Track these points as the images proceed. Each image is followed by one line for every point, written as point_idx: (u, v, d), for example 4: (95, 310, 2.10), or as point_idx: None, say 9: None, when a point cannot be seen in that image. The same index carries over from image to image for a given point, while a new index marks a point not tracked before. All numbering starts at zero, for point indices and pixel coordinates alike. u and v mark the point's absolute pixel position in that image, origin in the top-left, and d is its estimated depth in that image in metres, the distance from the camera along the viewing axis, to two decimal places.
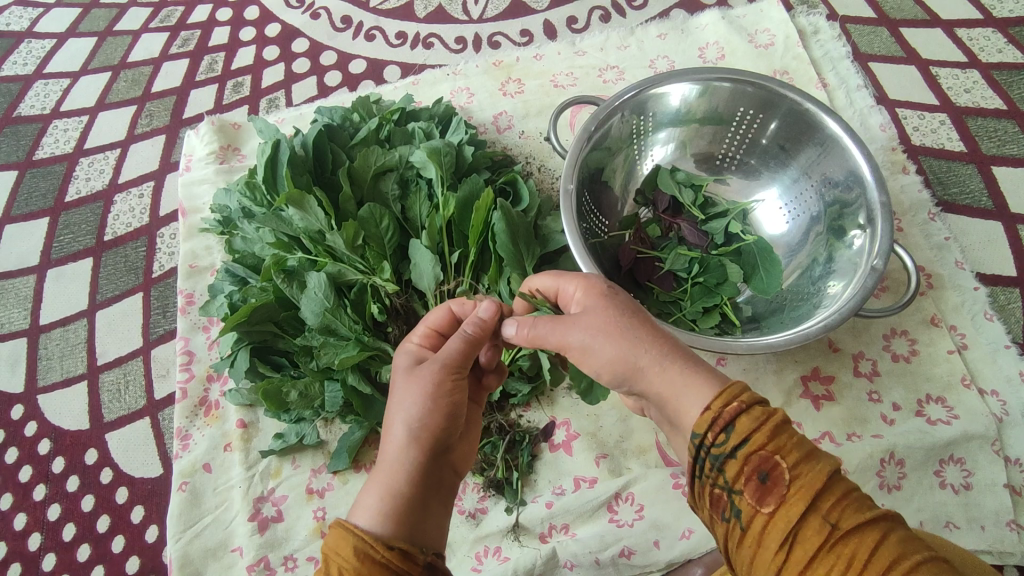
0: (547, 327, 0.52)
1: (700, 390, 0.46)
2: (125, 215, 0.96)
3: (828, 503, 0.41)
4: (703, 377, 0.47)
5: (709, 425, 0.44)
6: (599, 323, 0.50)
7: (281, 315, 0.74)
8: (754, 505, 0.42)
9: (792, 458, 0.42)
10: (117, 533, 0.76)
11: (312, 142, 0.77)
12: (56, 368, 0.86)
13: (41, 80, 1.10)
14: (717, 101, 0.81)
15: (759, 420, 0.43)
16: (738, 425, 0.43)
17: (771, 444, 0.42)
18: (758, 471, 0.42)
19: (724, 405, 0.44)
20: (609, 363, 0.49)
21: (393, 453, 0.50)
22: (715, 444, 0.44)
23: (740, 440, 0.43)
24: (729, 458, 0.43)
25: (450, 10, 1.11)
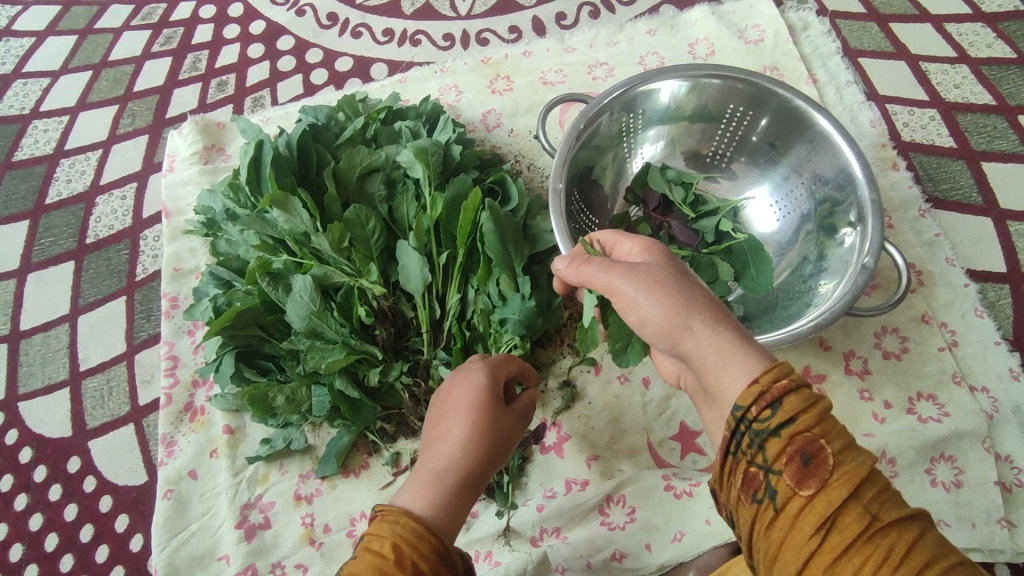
0: (600, 269, 0.53)
1: (746, 362, 0.46)
2: (107, 217, 0.94)
3: (869, 493, 0.41)
4: (750, 349, 0.47)
5: (755, 399, 0.44)
6: (650, 277, 0.50)
7: (266, 318, 0.73)
8: (793, 488, 0.42)
9: (836, 445, 0.42)
10: (102, 542, 0.75)
11: (295, 142, 0.76)
12: (38, 374, 0.84)
13: (20, 80, 1.08)
14: (706, 98, 0.80)
15: (808, 402, 0.43)
16: (786, 403, 0.43)
17: (818, 427, 0.42)
18: (802, 453, 0.42)
19: (773, 380, 0.44)
20: (654, 318, 0.49)
21: (449, 454, 0.57)
22: (758, 419, 0.44)
23: (787, 418, 0.43)
24: (773, 436, 0.43)
25: (437, 6, 1.10)
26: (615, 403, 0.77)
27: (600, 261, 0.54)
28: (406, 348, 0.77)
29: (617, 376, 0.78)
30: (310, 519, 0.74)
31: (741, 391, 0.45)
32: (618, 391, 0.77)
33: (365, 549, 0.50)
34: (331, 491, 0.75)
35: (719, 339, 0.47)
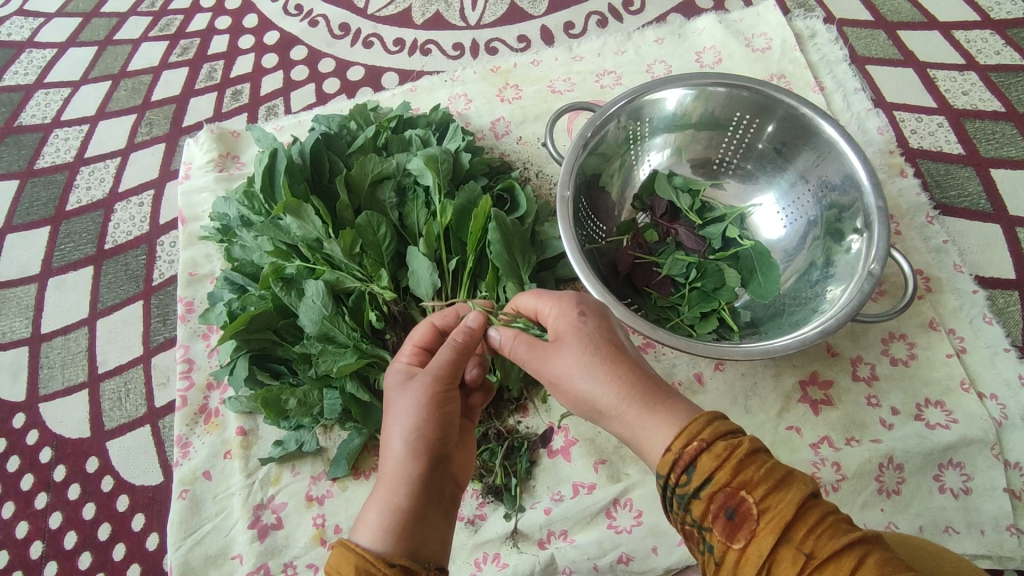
0: (523, 355, 0.56)
1: (660, 427, 0.48)
2: (125, 223, 0.97)
3: (799, 533, 0.41)
4: (660, 415, 0.48)
5: (672, 466, 0.45)
6: (564, 364, 0.52)
7: (279, 323, 0.74)
8: (725, 542, 0.42)
9: (758, 493, 0.42)
10: (118, 541, 0.77)
11: (309, 151, 0.78)
12: (57, 377, 0.86)
13: (42, 90, 1.11)
14: (713, 106, 0.81)
15: (721, 458, 0.43)
16: (700, 465, 0.44)
17: (735, 480, 0.43)
18: (725, 508, 0.43)
19: (684, 445, 0.45)
20: (579, 399, 0.53)
21: (393, 467, 0.54)
22: (679, 484, 0.45)
23: (703, 479, 0.43)
24: (695, 498, 0.44)
25: (448, 16, 1.12)
26: None
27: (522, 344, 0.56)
28: None
29: None
30: (321, 520, 0.75)
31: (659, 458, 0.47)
32: None
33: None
34: (342, 492, 0.76)
35: (632, 412, 0.49)
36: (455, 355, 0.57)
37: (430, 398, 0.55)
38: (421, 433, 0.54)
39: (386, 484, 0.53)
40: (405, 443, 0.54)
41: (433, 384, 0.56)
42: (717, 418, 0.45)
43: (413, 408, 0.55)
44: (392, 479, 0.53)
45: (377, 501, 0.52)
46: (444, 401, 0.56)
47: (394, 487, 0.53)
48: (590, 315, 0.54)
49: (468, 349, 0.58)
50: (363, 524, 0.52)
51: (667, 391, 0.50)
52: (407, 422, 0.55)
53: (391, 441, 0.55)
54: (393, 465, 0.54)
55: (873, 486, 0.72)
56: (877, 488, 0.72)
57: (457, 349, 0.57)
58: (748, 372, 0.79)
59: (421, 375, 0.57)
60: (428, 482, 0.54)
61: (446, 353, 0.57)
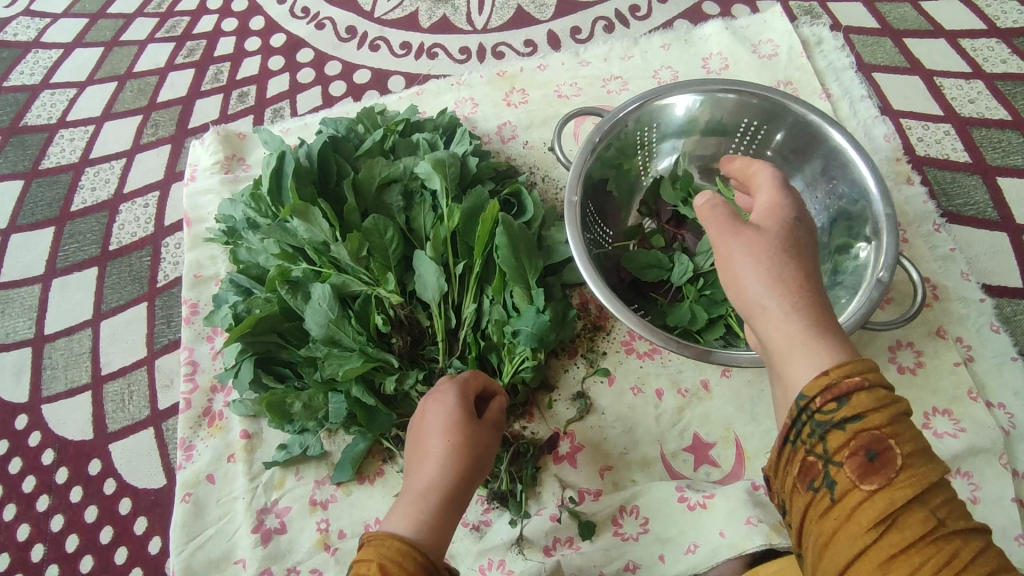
0: (720, 220, 0.54)
1: (816, 355, 0.46)
2: (130, 224, 0.96)
3: (934, 499, 0.42)
4: (819, 342, 0.47)
5: (822, 391, 0.44)
6: (765, 241, 0.51)
7: (285, 325, 0.74)
8: (854, 480, 0.42)
9: (905, 448, 0.42)
10: (121, 544, 0.76)
11: (317, 153, 0.77)
12: (61, 378, 0.86)
13: (48, 90, 1.11)
14: (721, 113, 0.81)
15: (881, 402, 0.43)
16: (854, 400, 0.43)
17: (887, 428, 0.42)
18: (868, 448, 0.42)
19: (843, 376, 0.44)
20: (740, 281, 0.51)
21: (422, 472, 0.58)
22: (822, 411, 0.44)
23: (853, 413, 0.43)
24: (836, 428, 0.43)
25: (454, 20, 1.12)
26: (628, 413, 0.77)
27: (727, 210, 0.54)
28: (421, 356, 0.77)
29: (629, 388, 0.78)
30: (325, 524, 0.75)
31: (807, 381, 0.46)
32: (632, 402, 0.78)
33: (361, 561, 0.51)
34: (346, 497, 0.76)
35: (787, 329, 0.48)
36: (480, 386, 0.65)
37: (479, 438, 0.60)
38: (464, 461, 0.58)
39: (419, 492, 0.56)
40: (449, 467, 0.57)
41: (483, 427, 0.61)
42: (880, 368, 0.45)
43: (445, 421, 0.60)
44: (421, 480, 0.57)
45: (409, 507, 0.55)
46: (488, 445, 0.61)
47: (428, 497, 0.55)
48: (803, 225, 0.54)
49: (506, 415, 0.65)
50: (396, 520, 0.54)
51: (833, 323, 0.48)
52: (447, 443, 0.58)
53: (426, 455, 0.59)
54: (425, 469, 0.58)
55: None
56: None
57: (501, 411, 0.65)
58: (756, 378, 0.78)
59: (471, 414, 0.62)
60: (456, 501, 0.57)
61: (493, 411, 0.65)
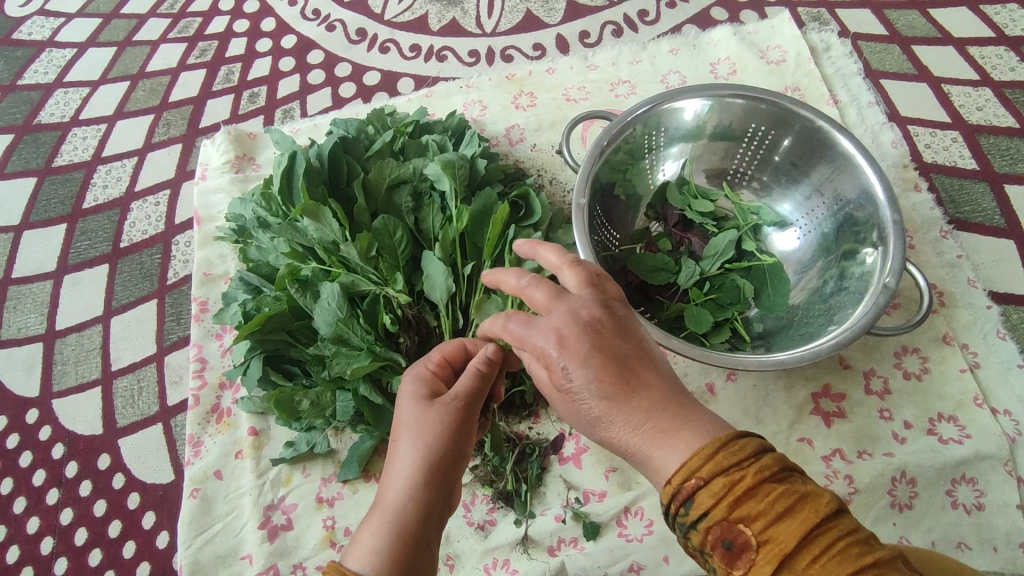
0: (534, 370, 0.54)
1: (671, 454, 0.46)
2: (141, 222, 0.97)
3: (802, 566, 0.40)
4: (676, 438, 0.46)
5: (671, 498, 0.44)
6: (561, 389, 0.50)
7: (294, 324, 0.75)
8: (725, 570, 0.42)
9: (757, 527, 0.41)
10: (129, 538, 0.77)
11: (328, 154, 0.78)
12: (71, 373, 0.87)
13: (61, 89, 1.12)
14: (729, 118, 0.81)
15: (718, 494, 0.42)
16: (697, 500, 0.43)
17: (734, 514, 0.42)
18: (722, 540, 0.42)
19: (683, 481, 0.44)
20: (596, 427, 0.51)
21: (395, 487, 0.53)
22: (679, 514, 0.44)
23: (701, 512, 0.43)
24: (692, 528, 0.43)
25: (464, 24, 1.13)
26: None
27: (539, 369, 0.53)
28: None
29: None
30: (331, 522, 0.75)
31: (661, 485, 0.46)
32: None
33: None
34: (352, 495, 0.76)
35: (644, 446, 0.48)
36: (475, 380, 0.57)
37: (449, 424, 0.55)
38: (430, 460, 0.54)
39: (386, 508, 0.52)
40: (413, 463, 0.53)
41: (458, 419, 0.55)
42: (719, 452, 0.43)
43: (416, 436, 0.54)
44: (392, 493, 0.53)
45: (375, 523, 0.52)
46: (461, 430, 0.55)
47: (398, 511, 0.52)
48: (593, 346, 0.48)
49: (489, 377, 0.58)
50: (356, 546, 0.51)
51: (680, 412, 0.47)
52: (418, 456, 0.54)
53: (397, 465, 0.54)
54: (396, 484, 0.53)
55: (884, 499, 0.71)
56: (890, 502, 0.71)
57: (476, 376, 0.57)
58: (760, 383, 0.79)
59: (443, 398, 0.56)
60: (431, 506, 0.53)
61: (467, 378, 0.57)
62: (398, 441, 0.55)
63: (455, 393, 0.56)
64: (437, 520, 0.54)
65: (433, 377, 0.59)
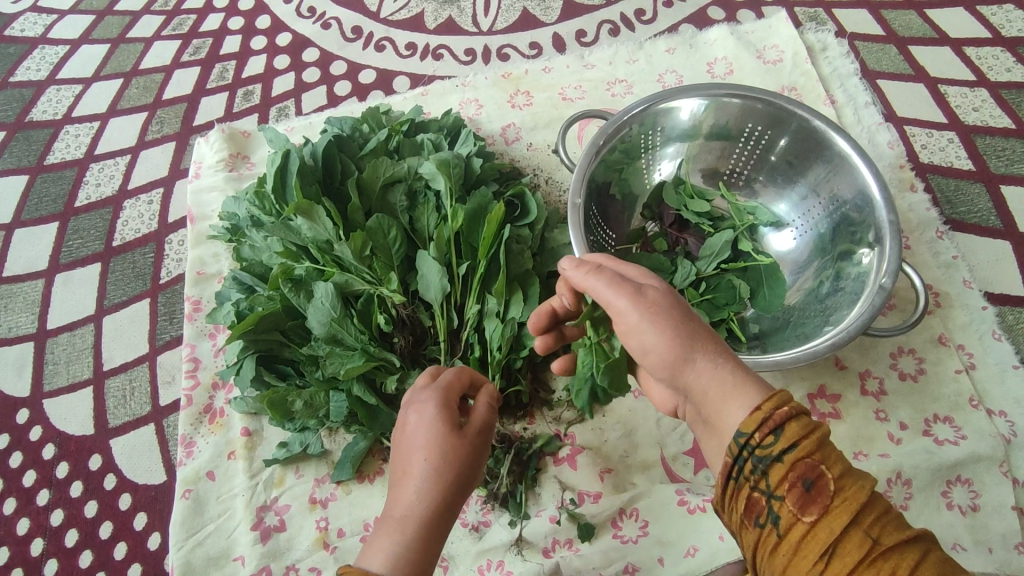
0: (604, 289, 0.51)
1: (747, 392, 0.46)
2: (134, 221, 0.97)
3: (870, 517, 0.41)
4: (746, 381, 0.47)
5: (758, 426, 0.44)
6: (633, 302, 0.50)
7: (287, 323, 0.74)
8: (795, 514, 0.42)
9: (836, 470, 0.42)
10: (120, 540, 0.76)
11: (321, 152, 0.77)
12: (63, 373, 0.86)
13: (53, 86, 1.11)
14: (725, 117, 0.81)
15: (808, 428, 0.43)
16: (788, 430, 0.43)
17: (818, 453, 0.42)
18: (804, 478, 0.42)
19: (775, 408, 0.44)
20: (655, 349, 0.49)
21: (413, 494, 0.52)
22: (761, 446, 0.44)
23: (788, 444, 0.43)
24: (775, 462, 0.43)
25: (460, 22, 1.12)
26: (629, 417, 0.77)
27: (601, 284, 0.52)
28: (423, 356, 0.78)
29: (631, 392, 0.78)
30: (324, 523, 0.75)
31: (742, 420, 0.45)
32: (632, 406, 0.78)
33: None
34: (346, 496, 0.76)
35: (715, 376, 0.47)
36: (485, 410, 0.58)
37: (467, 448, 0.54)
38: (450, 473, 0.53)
39: (399, 520, 0.50)
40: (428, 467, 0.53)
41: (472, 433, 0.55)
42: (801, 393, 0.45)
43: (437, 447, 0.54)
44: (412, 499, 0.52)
45: (387, 539, 0.50)
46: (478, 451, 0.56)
47: (411, 524, 0.50)
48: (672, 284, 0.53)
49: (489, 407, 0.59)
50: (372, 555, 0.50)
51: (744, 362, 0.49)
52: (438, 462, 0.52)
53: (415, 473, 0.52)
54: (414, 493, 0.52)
55: None
56: None
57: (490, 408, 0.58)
58: None
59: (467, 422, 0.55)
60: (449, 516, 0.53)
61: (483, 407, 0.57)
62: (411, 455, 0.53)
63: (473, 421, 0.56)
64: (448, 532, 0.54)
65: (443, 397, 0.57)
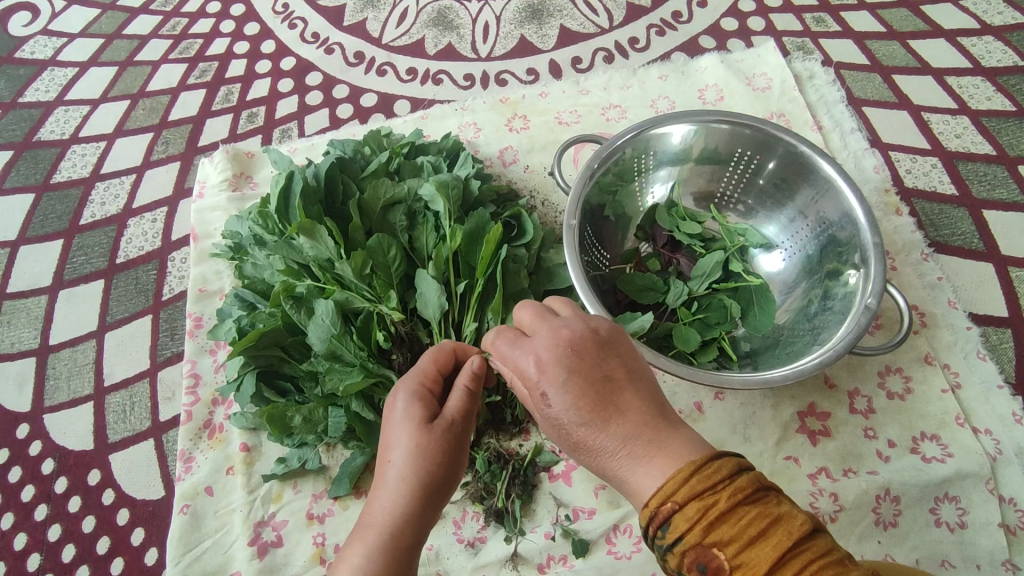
0: (517, 390, 0.55)
1: (649, 474, 0.48)
2: (137, 239, 0.98)
3: None
4: (654, 458, 0.48)
5: (649, 520, 0.46)
6: (540, 410, 0.53)
7: (288, 340, 0.76)
8: None
9: (730, 551, 0.43)
10: (117, 555, 0.76)
11: (323, 173, 0.80)
12: (64, 388, 0.87)
13: (62, 107, 1.14)
14: (715, 142, 0.84)
15: (693, 518, 0.43)
16: (672, 525, 0.44)
17: (708, 538, 0.43)
18: (698, 563, 0.44)
19: (658, 505, 0.45)
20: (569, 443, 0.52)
21: (385, 505, 0.54)
22: (655, 537, 0.46)
23: (676, 537, 0.44)
24: (669, 552, 0.45)
25: (459, 48, 1.16)
26: None
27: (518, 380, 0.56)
28: None
29: None
30: (321, 538, 0.75)
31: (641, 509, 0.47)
32: None
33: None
34: (343, 511, 0.77)
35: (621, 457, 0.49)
36: (465, 400, 0.58)
37: (442, 440, 0.55)
38: (421, 479, 0.54)
39: (373, 526, 0.53)
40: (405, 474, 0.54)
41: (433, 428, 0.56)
42: (692, 476, 0.45)
43: (404, 455, 0.55)
44: (379, 505, 0.54)
45: (365, 544, 0.52)
46: (454, 448, 0.56)
47: (385, 531, 0.53)
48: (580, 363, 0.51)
49: (476, 394, 0.59)
50: (343, 564, 0.52)
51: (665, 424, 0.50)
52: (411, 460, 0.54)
53: (390, 474, 0.55)
54: (387, 497, 0.54)
55: (869, 518, 0.72)
56: (874, 520, 0.72)
57: (466, 394, 0.58)
58: (748, 402, 0.80)
59: (434, 419, 0.56)
60: (419, 513, 0.54)
61: (457, 398, 0.58)
62: (384, 455, 0.56)
63: (447, 415, 0.56)
64: (423, 528, 0.55)
65: (422, 390, 0.58)
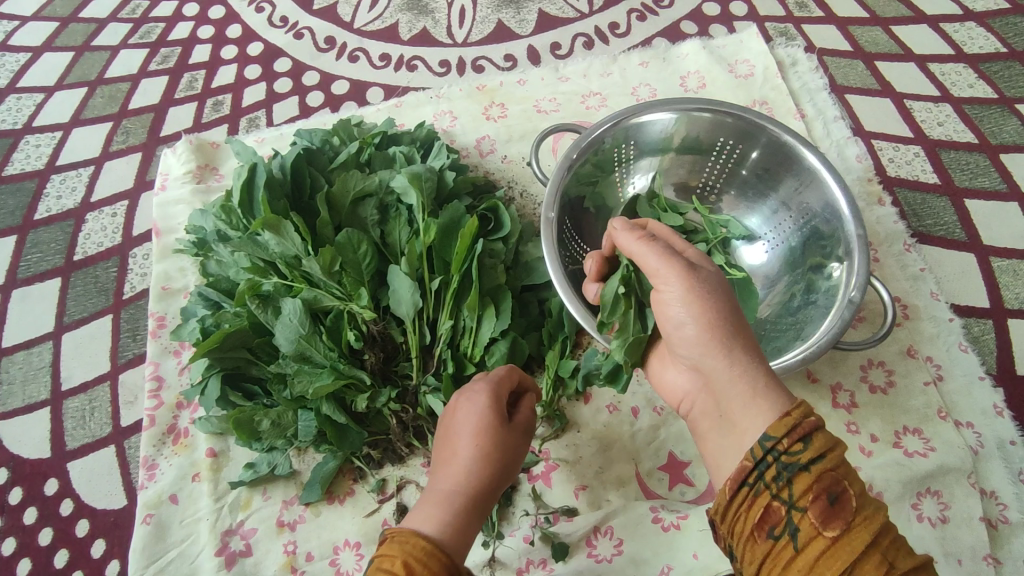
0: (655, 255, 0.54)
1: (778, 397, 0.48)
2: (96, 234, 0.94)
3: (885, 540, 0.42)
4: (774, 392, 0.48)
5: (788, 430, 0.45)
6: (683, 284, 0.52)
7: (254, 341, 0.72)
8: (817, 527, 0.42)
9: (857, 488, 0.43)
10: (77, 567, 0.73)
11: (290, 166, 0.76)
12: (18, 393, 0.83)
13: (14, 94, 1.08)
14: (697, 131, 0.82)
15: (834, 442, 0.45)
16: (815, 440, 0.44)
17: (842, 468, 0.44)
18: (829, 491, 0.43)
19: (803, 416, 0.45)
20: (699, 325, 0.51)
21: (456, 482, 0.54)
22: (787, 452, 0.44)
23: (816, 454, 0.44)
24: (803, 470, 0.43)
25: (434, 33, 1.12)
26: (604, 432, 0.77)
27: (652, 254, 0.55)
28: (394, 373, 0.76)
29: (606, 406, 0.78)
30: (292, 547, 0.72)
31: (769, 424, 0.46)
32: (607, 420, 0.77)
33: (377, 568, 0.47)
34: (315, 518, 0.74)
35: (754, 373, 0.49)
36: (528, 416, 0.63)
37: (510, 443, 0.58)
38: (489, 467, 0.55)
39: (445, 497, 0.53)
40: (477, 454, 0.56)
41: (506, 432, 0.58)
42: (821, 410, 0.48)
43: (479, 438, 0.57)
44: (453, 478, 0.55)
45: (438, 512, 0.52)
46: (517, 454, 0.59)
47: (455, 504, 0.53)
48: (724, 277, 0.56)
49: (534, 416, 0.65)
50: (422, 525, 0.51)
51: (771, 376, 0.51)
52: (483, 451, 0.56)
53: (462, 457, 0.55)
54: (459, 474, 0.55)
55: None
56: None
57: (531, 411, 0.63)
58: None
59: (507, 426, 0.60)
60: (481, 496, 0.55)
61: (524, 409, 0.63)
62: (457, 436, 0.57)
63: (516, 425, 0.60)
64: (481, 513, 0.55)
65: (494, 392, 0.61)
